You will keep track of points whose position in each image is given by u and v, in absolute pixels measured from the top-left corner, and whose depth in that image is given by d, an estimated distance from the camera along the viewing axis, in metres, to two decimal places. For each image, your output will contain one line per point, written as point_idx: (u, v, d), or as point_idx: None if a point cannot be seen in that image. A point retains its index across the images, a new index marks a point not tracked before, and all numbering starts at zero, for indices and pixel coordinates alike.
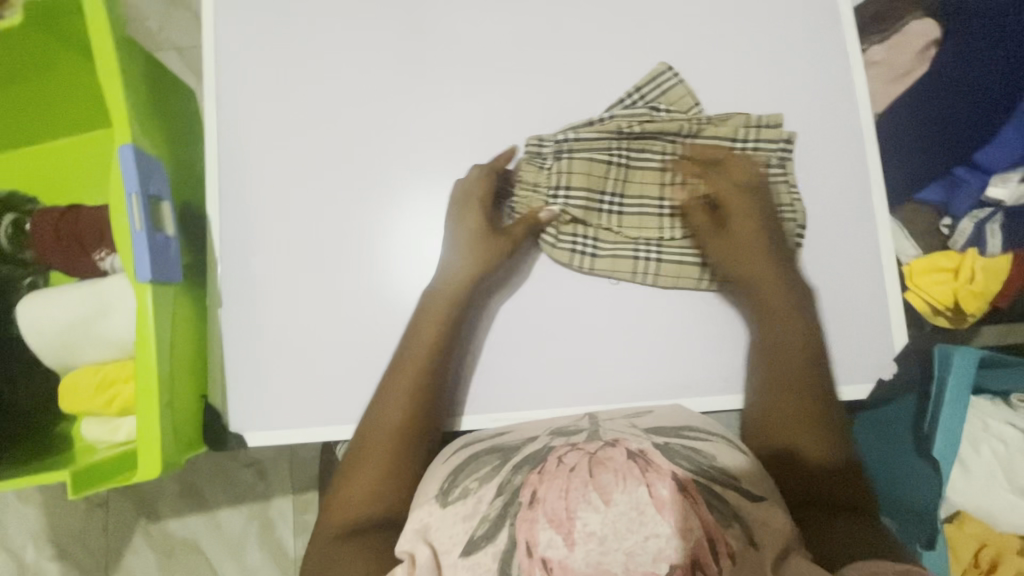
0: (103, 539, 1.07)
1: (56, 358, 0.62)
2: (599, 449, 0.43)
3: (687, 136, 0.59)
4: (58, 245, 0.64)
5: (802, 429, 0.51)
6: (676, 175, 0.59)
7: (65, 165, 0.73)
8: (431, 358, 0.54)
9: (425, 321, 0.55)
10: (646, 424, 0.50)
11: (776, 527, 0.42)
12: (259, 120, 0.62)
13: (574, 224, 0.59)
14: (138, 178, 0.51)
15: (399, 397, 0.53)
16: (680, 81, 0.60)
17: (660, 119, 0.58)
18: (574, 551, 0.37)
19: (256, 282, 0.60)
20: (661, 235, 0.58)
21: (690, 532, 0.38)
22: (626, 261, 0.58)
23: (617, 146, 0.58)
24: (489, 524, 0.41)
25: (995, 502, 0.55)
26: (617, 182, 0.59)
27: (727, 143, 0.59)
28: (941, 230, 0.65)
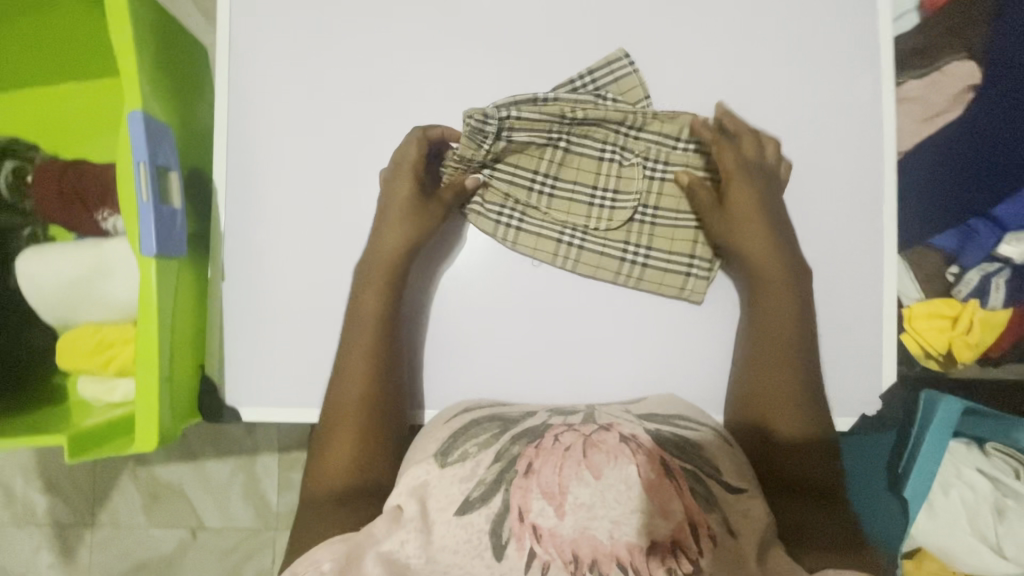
0: (91, 477, 1.10)
1: (55, 315, 0.62)
2: (594, 431, 0.45)
3: (631, 128, 0.58)
4: (59, 199, 0.63)
5: (786, 405, 0.54)
6: (612, 166, 0.58)
7: (67, 113, 0.71)
8: (378, 328, 0.56)
9: (368, 294, 0.56)
10: (640, 410, 0.52)
11: (755, 520, 0.44)
12: (273, 89, 0.60)
13: (504, 196, 0.59)
14: (147, 147, 0.50)
15: (356, 369, 0.55)
16: (634, 71, 0.58)
17: (605, 108, 0.56)
18: (564, 520, 0.40)
19: (259, 258, 0.60)
20: (587, 224, 0.58)
21: (672, 514, 0.40)
22: (548, 242, 0.58)
23: (559, 130, 0.57)
24: (485, 488, 0.43)
25: (957, 544, 0.57)
26: (551, 164, 0.58)
27: (670, 140, 0.58)
28: (948, 277, 0.65)
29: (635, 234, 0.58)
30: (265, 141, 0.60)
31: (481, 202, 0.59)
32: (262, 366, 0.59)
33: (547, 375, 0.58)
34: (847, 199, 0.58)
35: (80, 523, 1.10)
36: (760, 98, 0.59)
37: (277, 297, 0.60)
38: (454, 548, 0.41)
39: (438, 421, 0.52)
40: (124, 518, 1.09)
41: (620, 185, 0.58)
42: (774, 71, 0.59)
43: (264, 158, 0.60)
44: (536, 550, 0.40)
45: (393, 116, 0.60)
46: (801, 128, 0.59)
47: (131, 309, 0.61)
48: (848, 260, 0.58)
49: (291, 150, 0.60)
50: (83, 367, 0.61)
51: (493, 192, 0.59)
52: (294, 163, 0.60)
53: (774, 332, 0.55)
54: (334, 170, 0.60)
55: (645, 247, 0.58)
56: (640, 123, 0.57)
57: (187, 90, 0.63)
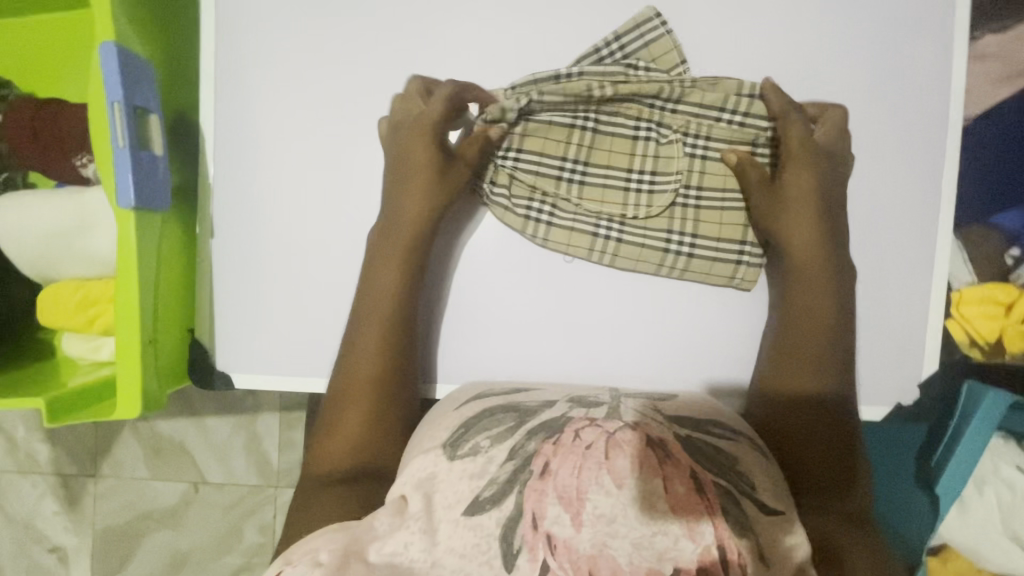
0: (93, 429, 1.09)
1: (34, 268, 0.58)
2: (619, 429, 0.42)
3: (667, 101, 0.51)
4: (35, 142, 0.58)
5: (805, 376, 0.50)
6: (648, 145, 0.53)
7: (42, 47, 0.64)
8: (387, 306, 0.52)
9: (385, 272, 0.52)
10: (670, 407, 0.46)
11: (788, 544, 0.39)
12: (266, 23, 0.54)
13: (530, 186, 0.53)
14: (123, 83, 0.45)
15: (371, 348, 0.52)
16: (667, 33, 0.51)
17: (636, 80, 0.51)
18: (581, 532, 0.37)
19: (252, 214, 0.55)
20: (624, 212, 0.53)
21: (700, 536, 0.37)
22: (584, 236, 0.53)
23: (584, 108, 0.52)
24: (497, 488, 0.40)
25: (986, 543, 0.55)
26: (581, 148, 0.53)
27: (714, 112, 0.51)
28: (1006, 261, 0.58)
29: (679, 221, 0.53)
30: (259, 87, 0.55)
31: (495, 190, 0.53)
32: (256, 331, 0.55)
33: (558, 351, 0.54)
34: (908, 168, 0.52)
35: (83, 473, 1.10)
36: (818, 49, 0.51)
37: (271, 258, 0.55)
38: (461, 552, 0.38)
39: (447, 408, 0.49)
40: (126, 470, 1.09)
41: (658, 166, 0.53)
42: (837, 17, 0.51)
43: (260, 106, 0.55)
44: (549, 563, 0.37)
45: (401, 60, 0.54)
46: (862, 86, 0.51)
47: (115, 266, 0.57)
48: (904, 238, 0.52)
49: (286, 95, 0.54)
50: (67, 324, 0.57)
51: (518, 183, 0.53)
52: (292, 112, 0.54)
53: (808, 319, 0.51)
54: (336, 122, 0.54)
55: (691, 233, 0.52)
56: (678, 93, 0.51)
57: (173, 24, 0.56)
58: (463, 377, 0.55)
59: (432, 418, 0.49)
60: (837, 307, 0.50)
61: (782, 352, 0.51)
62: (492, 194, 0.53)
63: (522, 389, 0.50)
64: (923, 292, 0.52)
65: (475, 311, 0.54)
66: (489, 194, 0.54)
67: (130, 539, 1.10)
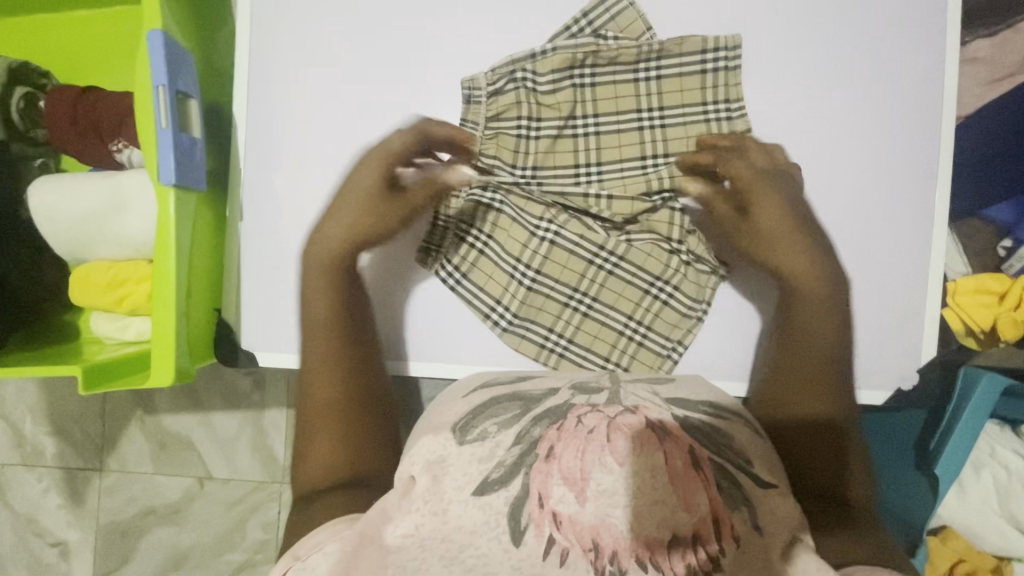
0: (100, 423, 1.10)
1: (68, 248, 0.60)
2: (620, 414, 0.41)
3: (649, 62, 0.54)
4: (74, 129, 0.60)
5: (810, 391, 0.48)
6: (651, 96, 0.54)
7: (81, 39, 0.67)
8: (333, 318, 0.53)
9: (333, 288, 0.54)
10: (666, 392, 0.46)
11: (783, 515, 0.40)
12: (298, 21, 0.57)
13: (516, 146, 0.55)
14: (167, 69, 0.48)
15: (329, 365, 0.52)
16: (630, 4, 0.55)
17: (608, 48, 0.53)
18: (585, 507, 0.37)
19: (279, 199, 0.58)
20: (623, 158, 0.55)
21: (696, 508, 0.37)
22: (576, 195, 0.55)
23: (577, 67, 0.54)
24: (505, 469, 0.39)
25: (982, 525, 0.58)
26: (582, 105, 0.55)
27: (697, 64, 0.54)
28: (998, 252, 0.62)
29: (669, 226, 0.55)
30: (289, 79, 0.57)
31: (490, 157, 0.55)
32: (280, 312, 0.57)
33: (556, 343, 0.56)
34: (905, 163, 0.54)
35: (88, 467, 1.11)
36: (817, 51, 0.55)
37: (295, 243, 0.57)
38: (472, 527, 0.38)
39: (457, 394, 0.50)
40: (132, 465, 1.10)
41: (665, 105, 0.54)
42: (836, 21, 0.55)
43: (288, 98, 0.57)
44: (555, 537, 0.37)
45: (424, 56, 0.57)
46: (861, 87, 0.55)
47: (145, 248, 0.59)
48: (904, 230, 0.54)
49: (314, 88, 0.57)
50: (97, 303, 0.60)
51: (503, 147, 0.55)
52: (320, 103, 0.57)
53: (811, 304, 0.51)
54: (360, 112, 0.57)
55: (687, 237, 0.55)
56: (657, 51, 0.54)
57: (206, 19, 0.59)
58: (480, 358, 0.57)
59: (437, 407, 0.50)
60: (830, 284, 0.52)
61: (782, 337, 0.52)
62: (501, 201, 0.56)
63: (528, 375, 0.52)
64: (922, 280, 0.54)
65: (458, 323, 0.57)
66: (484, 158, 0.55)
67: (133, 534, 1.10)
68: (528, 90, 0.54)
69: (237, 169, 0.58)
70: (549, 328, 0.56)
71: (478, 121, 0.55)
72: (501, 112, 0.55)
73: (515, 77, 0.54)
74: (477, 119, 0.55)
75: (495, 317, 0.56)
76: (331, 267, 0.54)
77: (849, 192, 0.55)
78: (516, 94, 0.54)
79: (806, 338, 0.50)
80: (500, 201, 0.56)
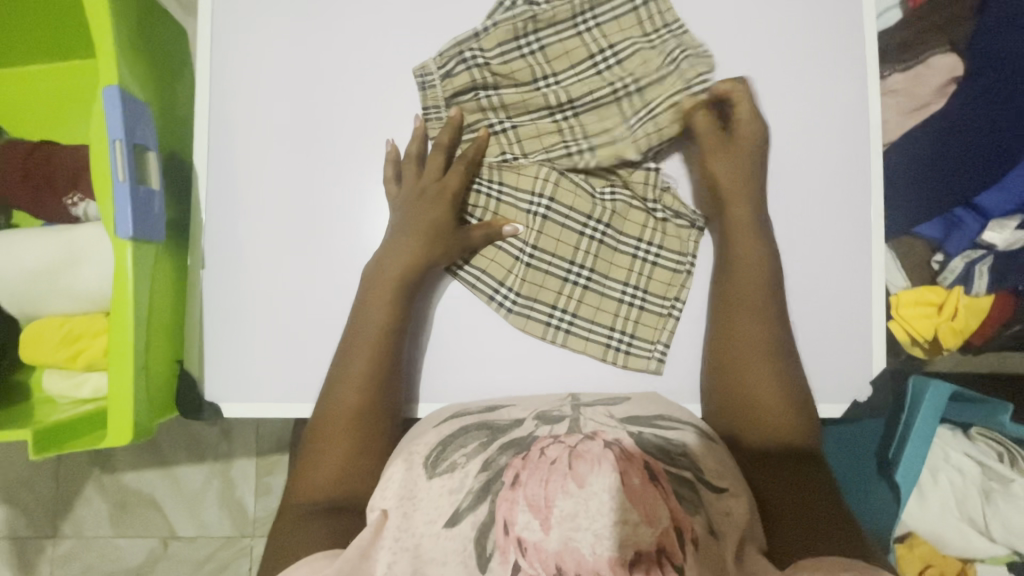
0: (53, 486, 1.03)
1: (20, 307, 0.59)
2: (580, 442, 0.42)
3: (584, 16, 0.57)
4: (27, 186, 0.60)
5: (776, 390, 0.52)
6: (601, 41, 0.57)
7: (35, 95, 0.67)
8: (382, 342, 0.53)
9: (378, 308, 0.53)
10: (622, 412, 0.49)
11: (737, 517, 0.42)
12: (255, 70, 0.59)
13: (484, 112, 0.58)
14: (123, 124, 0.48)
15: (357, 378, 0.52)
16: None
17: (544, 12, 0.57)
18: (549, 535, 0.37)
19: (243, 247, 0.57)
20: (592, 94, 0.57)
21: (658, 521, 0.38)
22: (554, 139, 0.57)
23: (525, 36, 0.57)
24: (473, 496, 0.41)
25: (947, 528, 0.59)
26: (541, 64, 0.57)
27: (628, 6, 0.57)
28: (932, 266, 0.66)
29: (645, 186, 0.58)
30: (249, 129, 0.58)
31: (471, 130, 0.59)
32: (248, 359, 0.57)
33: (562, 320, 0.56)
34: (838, 187, 0.58)
35: (40, 535, 1.03)
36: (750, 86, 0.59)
37: (257, 289, 0.57)
38: (443, 559, 0.40)
39: (428, 424, 0.51)
40: (88, 530, 1.03)
41: (615, 47, 0.57)
42: (766, 61, 0.59)
43: (248, 144, 0.58)
44: (521, 564, 0.37)
45: (382, 102, 0.59)
46: (792, 117, 0.59)
47: (102, 301, 0.58)
48: (845, 248, 0.58)
49: (274, 133, 0.58)
50: (50, 361, 0.58)
51: (477, 120, 0.58)
52: (282, 147, 0.58)
53: (759, 314, 0.53)
54: (320, 155, 0.58)
55: (658, 241, 0.57)
56: (589, 7, 0.57)
57: (163, 73, 0.60)
58: (448, 395, 0.56)
59: (411, 436, 0.50)
60: (775, 289, 0.54)
61: (732, 342, 0.53)
62: (496, 190, 0.58)
63: (496, 406, 0.52)
64: (867, 297, 0.57)
65: (433, 352, 0.57)
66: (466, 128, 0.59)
67: None
68: (481, 66, 0.57)
69: (197, 207, 0.57)
70: (552, 306, 0.56)
71: (439, 105, 0.58)
72: (460, 92, 0.57)
73: (464, 58, 0.56)
74: (437, 104, 0.58)
75: (499, 301, 0.56)
76: (397, 294, 0.54)
77: (802, 204, 0.58)
78: (470, 75, 0.57)
79: (759, 347, 0.53)
80: (495, 190, 0.58)
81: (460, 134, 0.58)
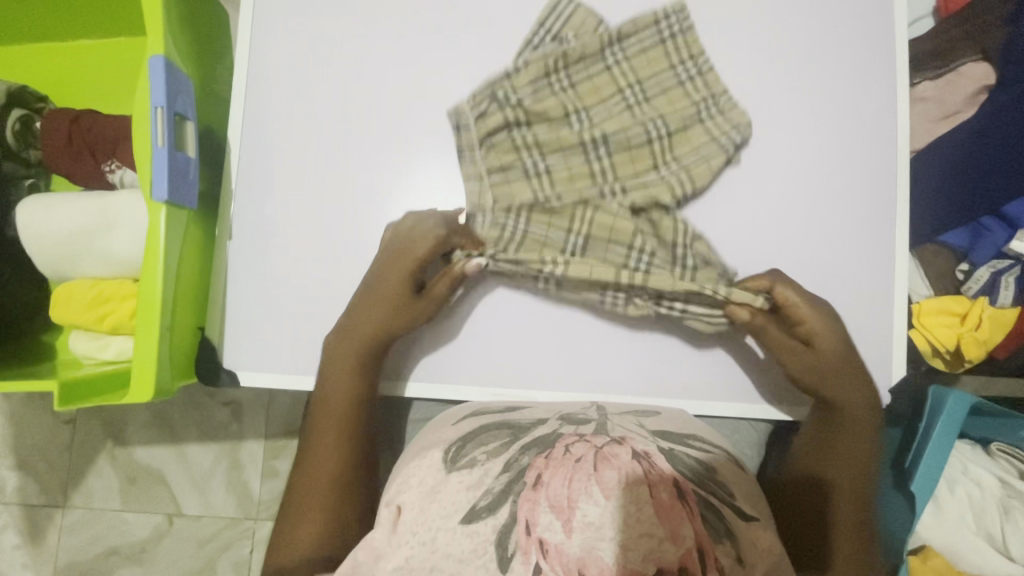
0: (66, 456, 1.05)
1: (53, 266, 0.60)
2: (606, 443, 0.43)
3: (611, 49, 0.58)
4: (69, 152, 0.62)
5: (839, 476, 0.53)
6: (628, 78, 0.58)
7: (81, 67, 0.70)
8: (350, 405, 0.54)
9: (337, 378, 0.54)
10: (653, 424, 0.49)
11: (763, 548, 0.42)
12: (294, 52, 0.60)
13: (518, 151, 0.56)
14: (166, 92, 0.49)
15: (328, 447, 0.54)
16: (579, 7, 0.59)
17: (573, 50, 0.58)
18: (571, 538, 0.38)
19: (271, 224, 0.59)
20: (624, 131, 0.57)
21: (682, 539, 0.39)
22: (585, 176, 0.56)
23: (556, 72, 0.58)
24: (494, 498, 0.41)
25: (961, 543, 0.57)
26: (572, 102, 0.57)
27: (652, 35, 0.58)
28: (958, 275, 0.65)
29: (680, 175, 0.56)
30: (286, 107, 0.60)
31: (495, 171, 0.56)
32: (269, 331, 0.58)
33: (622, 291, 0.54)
34: (863, 190, 0.58)
35: (51, 504, 1.05)
36: (779, 89, 0.59)
37: (281, 270, 0.58)
38: (459, 557, 0.40)
39: (446, 423, 0.51)
40: (98, 501, 1.05)
41: (641, 81, 0.58)
42: (796, 62, 0.59)
43: (283, 125, 0.60)
44: (542, 566, 0.38)
45: (413, 88, 0.60)
46: (816, 117, 0.59)
47: (132, 266, 0.59)
48: (866, 248, 0.57)
49: (308, 114, 0.60)
50: (78, 321, 0.59)
51: (508, 158, 0.56)
52: (314, 127, 0.60)
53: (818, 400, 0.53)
54: (351, 138, 0.60)
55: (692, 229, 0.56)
56: (617, 38, 0.58)
57: (205, 51, 0.62)
58: (464, 380, 0.57)
59: (428, 432, 0.51)
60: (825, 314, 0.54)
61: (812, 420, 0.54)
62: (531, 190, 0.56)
63: (514, 407, 0.52)
64: (889, 306, 0.57)
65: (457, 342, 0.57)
66: (493, 168, 0.56)
67: None
68: (513, 104, 0.57)
69: (229, 178, 0.59)
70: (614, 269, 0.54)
71: (473, 146, 0.57)
72: (494, 132, 0.56)
73: (497, 96, 0.57)
74: (472, 146, 0.57)
75: (546, 274, 0.54)
76: (363, 357, 0.55)
77: (823, 194, 0.58)
78: (503, 113, 0.56)
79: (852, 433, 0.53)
80: (521, 224, 0.55)
81: (488, 173, 0.56)
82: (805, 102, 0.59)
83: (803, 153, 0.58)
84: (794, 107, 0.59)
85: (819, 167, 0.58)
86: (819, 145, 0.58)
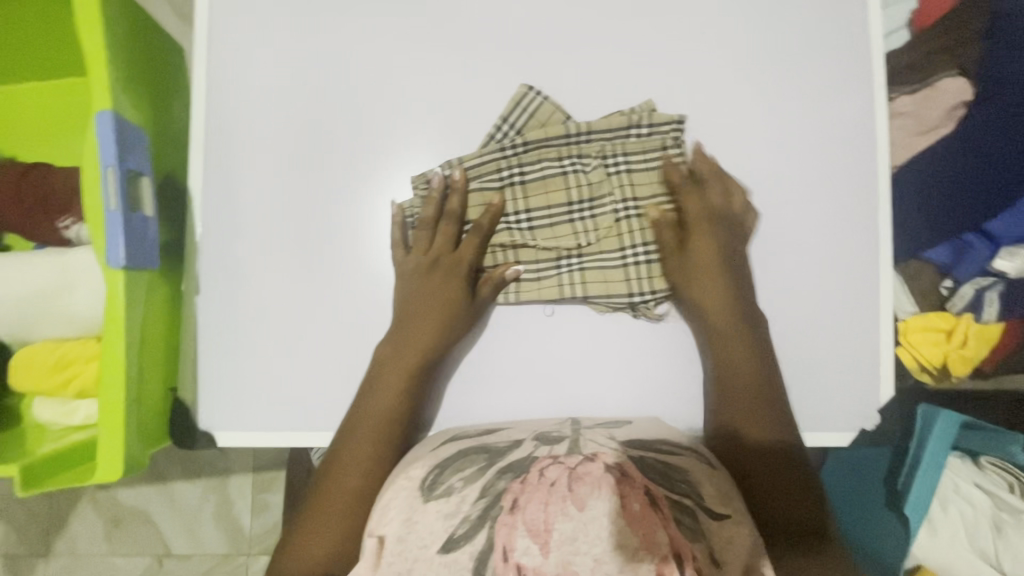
0: (47, 502, 1.02)
1: (11, 331, 0.57)
2: (579, 462, 0.42)
3: (573, 140, 0.56)
4: (18, 207, 0.59)
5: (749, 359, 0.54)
6: (588, 174, 0.56)
7: (30, 112, 0.66)
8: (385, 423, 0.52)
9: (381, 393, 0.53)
10: (624, 434, 0.48)
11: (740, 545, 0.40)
12: (251, 91, 0.57)
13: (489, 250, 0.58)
14: (116, 149, 0.46)
15: (361, 444, 0.52)
16: (545, 99, 0.56)
17: (528, 146, 0.56)
18: (548, 558, 0.36)
19: (240, 270, 0.56)
20: (579, 244, 0.56)
21: (656, 547, 0.37)
22: (551, 278, 0.56)
23: (507, 163, 0.56)
24: (470, 524, 0.40)
25: (956, 562, 0.58)
26: (519, 199, 0.56)
27: (619, 130, 0.56)
28: (941, 292, 0.66)
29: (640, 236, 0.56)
30: (246, 149, 0.57)
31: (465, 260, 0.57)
32: (243, 384, 0.55)
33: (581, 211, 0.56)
34: (844, 206, 0.57)
35: (33, 553, 1.02)
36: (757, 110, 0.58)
37: (252, 319, 0.56)
38: None
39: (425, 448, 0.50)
40: (82, 547, 1.02)
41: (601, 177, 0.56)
42: (770, 80, 0.58)
43: (243, 168, 0.57)
44: None
45: (380, 124, 0.57)
46: (796, 137, 0.58)
47: (94, 326, 0.56)
48: (849, 268, 0.57)
49: (269, 155, 0.57)
50: (42, 388, 0.57)
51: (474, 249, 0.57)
52: (277, 168, 0.57)
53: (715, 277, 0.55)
54: (316, 178, 0.57)
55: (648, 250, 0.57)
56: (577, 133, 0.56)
57: (159, 93, 0.59)
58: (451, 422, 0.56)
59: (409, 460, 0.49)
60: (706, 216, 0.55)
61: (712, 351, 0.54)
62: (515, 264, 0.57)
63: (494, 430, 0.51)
64: (874, 325, 0.56)
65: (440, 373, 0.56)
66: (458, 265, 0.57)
67: None
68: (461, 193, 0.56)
69: (193, 231, 0.56)
70: (568, 205, 0.56)
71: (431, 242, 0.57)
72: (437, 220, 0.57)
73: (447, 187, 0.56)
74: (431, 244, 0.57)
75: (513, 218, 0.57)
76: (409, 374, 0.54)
77: (804, 215, 0.57)
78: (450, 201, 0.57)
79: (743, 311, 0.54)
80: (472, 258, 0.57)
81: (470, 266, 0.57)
82: (784, 121, 0.58)
83: (783, 175, 0.57)
84: (772, 127, 0.58)
85: (800, 188, 0.57)
86: (799, 165, 0.57)
